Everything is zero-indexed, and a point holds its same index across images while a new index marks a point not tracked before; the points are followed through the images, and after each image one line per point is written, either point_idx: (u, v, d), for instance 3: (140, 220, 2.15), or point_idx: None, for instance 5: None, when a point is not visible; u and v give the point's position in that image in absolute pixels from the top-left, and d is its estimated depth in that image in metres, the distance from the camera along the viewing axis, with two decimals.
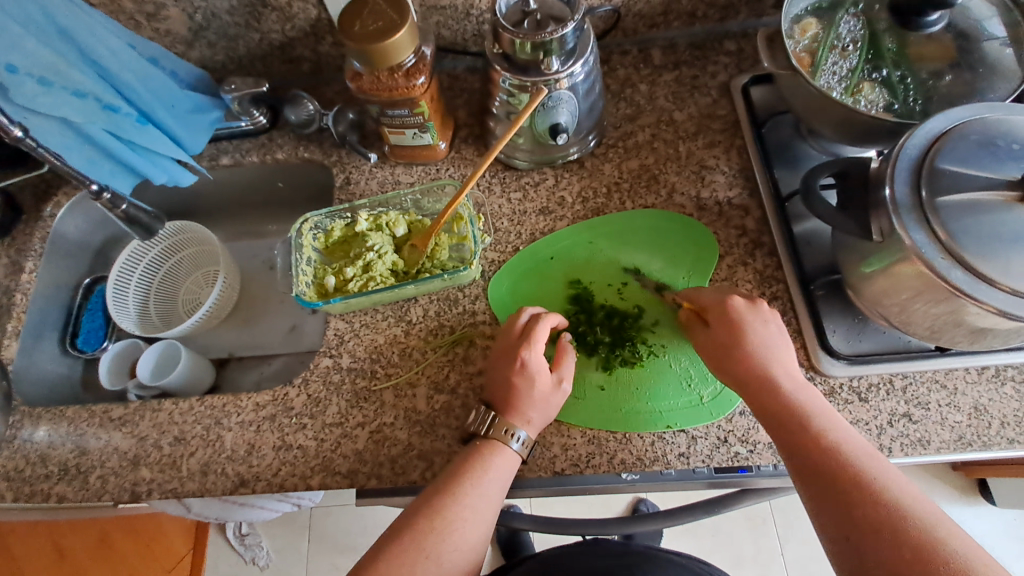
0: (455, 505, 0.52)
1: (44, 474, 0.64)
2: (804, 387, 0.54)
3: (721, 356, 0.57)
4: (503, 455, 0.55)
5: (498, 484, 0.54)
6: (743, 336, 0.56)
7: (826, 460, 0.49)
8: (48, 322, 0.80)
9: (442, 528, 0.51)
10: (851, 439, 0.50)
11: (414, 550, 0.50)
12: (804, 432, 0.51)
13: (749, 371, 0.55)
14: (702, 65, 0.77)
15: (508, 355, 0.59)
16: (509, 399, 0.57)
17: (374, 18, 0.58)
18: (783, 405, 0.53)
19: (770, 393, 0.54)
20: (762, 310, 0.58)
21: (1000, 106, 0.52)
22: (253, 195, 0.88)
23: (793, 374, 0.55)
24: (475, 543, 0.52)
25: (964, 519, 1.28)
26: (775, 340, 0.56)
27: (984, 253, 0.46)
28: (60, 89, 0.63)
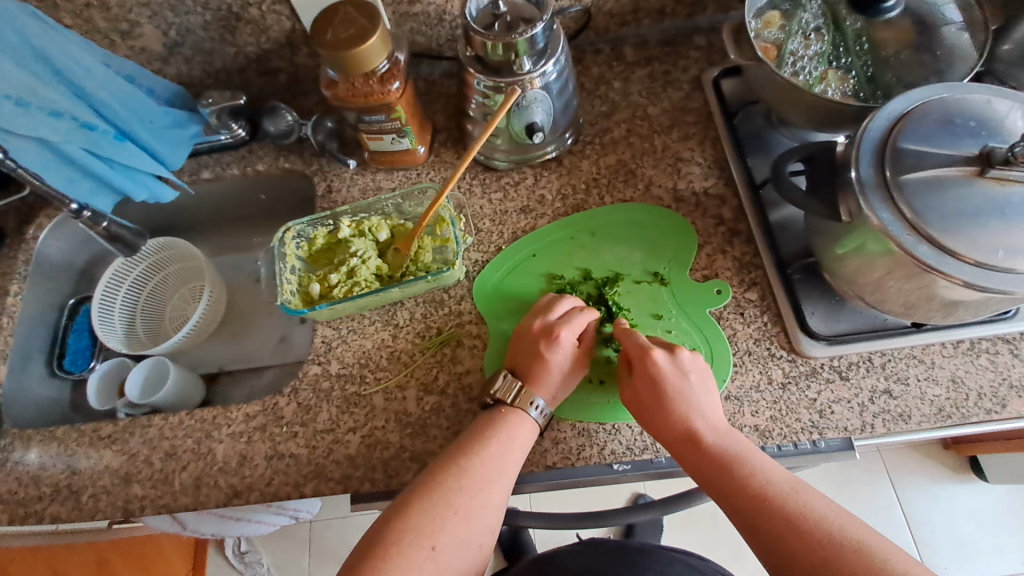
0: (482, 465, 0.54)
1: (36, 496, 0.64)
2: (727, 434, 0.54)
3: (645, 409, 0.56)
4: (525, 425, 0.57)
5: (519, 447, 0.56)
6: (664, 391, 0.55)
7: (767, 520, 0.49)
8: (34, 345, 0.79)
9: (471, 488, 0.52)
10: (775, 478, 0.51)
11: (445, 505, 0.51)
12: (736, 494, 0.51)
13: (677, 432, 0.55)
14: (673, 60, 0.79)
15: (543, 333, 0.60)
16: (536, 370, 0.58)
17: (345, 26, 0.59)
18: (663, 416, 0.55)
19: (657, 415, 0.55)
20: (686, 359, 0.57)
21: (955, 86, 0.54)
22: (235, 208, 0.89)
23: (715, 425, 0.54)
24: (499, 502, 0.54)
25: (958, 496, 1.30)
26: (695, 388, 0.56)
27: (948, 227, 0.47)
28: (37, 110, 0.63)
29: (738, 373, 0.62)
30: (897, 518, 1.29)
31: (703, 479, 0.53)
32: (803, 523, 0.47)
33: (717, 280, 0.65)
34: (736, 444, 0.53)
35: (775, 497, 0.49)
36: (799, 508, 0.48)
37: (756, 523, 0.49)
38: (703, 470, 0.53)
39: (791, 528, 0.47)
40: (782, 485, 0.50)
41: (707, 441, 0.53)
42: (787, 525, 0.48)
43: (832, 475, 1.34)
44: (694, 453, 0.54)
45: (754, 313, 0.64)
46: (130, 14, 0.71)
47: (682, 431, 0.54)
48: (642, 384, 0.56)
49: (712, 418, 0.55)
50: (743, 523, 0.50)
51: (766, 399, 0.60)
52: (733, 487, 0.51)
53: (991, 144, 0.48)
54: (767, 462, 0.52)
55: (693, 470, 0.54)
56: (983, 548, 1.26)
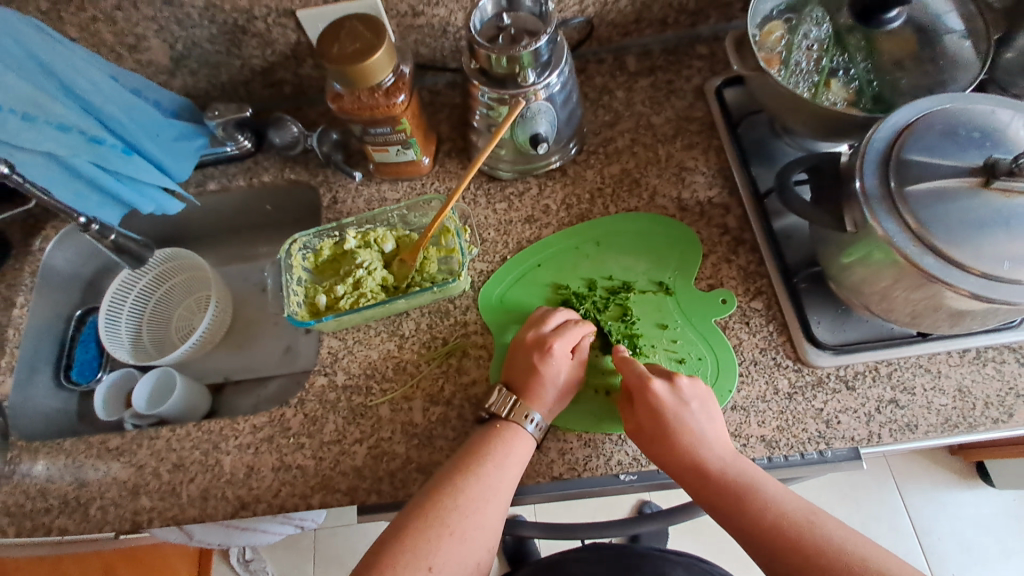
0: (476, 484, 0.54)
1: (43, 508, 0.64)
2: (736, 460, 0.54)
3: (653, 440, 0.56)
4: (520, 438, 0.57)
5: (516, 463, 0.56)
6: (669, 422, 0.55)
7: (787, 550, 0.48)
8: (41, 357, 0.80)
9: (465, 506, 0.52)
10: (788, 503, 0.51)
11: (440, 526, 0.51)
12: (753, 524, 0.51)
13: (686, 464, 0.54)
14: (676, 69, 0.79)
15: (534, 346, 0.60)
16: (530, 383, 0.58)
17: (351, 40, 0.59)
18: (671, 450, 0.55)
19: (665, 450, 0.55)
20: (685, 388, 0.57)
21: (960, 97, 0.54)
22: (241, 219, 0.89)
23: (723, 452, 0.55)
24: (496, 519, 0.53)
25: (966, 502, 1.30)
26: (700, 418, 0.56)
27: (954, 239, 0.47)
28: (44, 123, 0.64)
29: (744, 383, 0.62)
30: (903, 524, 1.29)
31: (717, 510, 0.53)
32: (823, 548, 0.47)
33: (722, 289, 0.66)
34: (746, 471, 0.53)
35: (791, 522, 0.49)
36: (816, 532, 0.49)
37: (774, 553, 0.49)
38: (717, 501, 0.53)
39: (813, 554, 0.47)
40: (797, 511, 0.50)
41: (718, 472, 0.53)
42: (806, 550, 0.48)
43: (838, 481, 1.33)
44: (706, 486, 0.54)
45: (760, 323, 0.64)
46: (136, 28, 0.72)
47: (690, 464, 0.54)
48: (645, 419, 0.56)
49: (718, 450, 0.55)
50: (762, 551, 0.50)
51: (772, 409, 0.60)
52: (748, 516, 0.51)
53: (996, 155, 0.49)
54: (777, 486, 0.52)
55: (706, 501, 0.54)
56: (990, 554, 1.25)
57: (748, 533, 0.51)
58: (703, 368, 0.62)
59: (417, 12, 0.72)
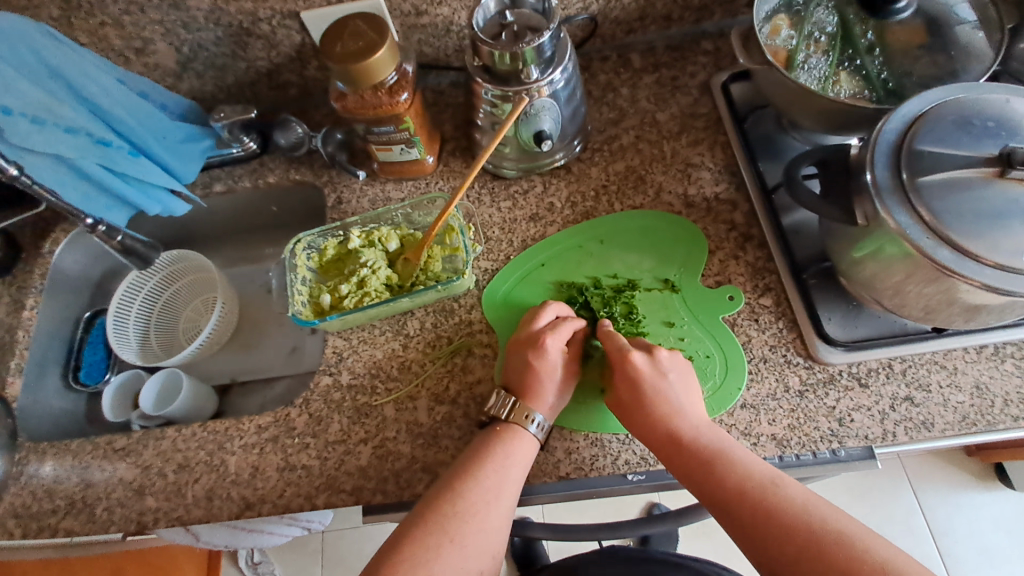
0: (476, 489, 0.53)
1: (50, 509, 0.64)
2: (708, 430, 0.54)
3: (626, 407, 0.56)
4: (523, 440, 0.56)
5: (518, 467, 0.55)
6: (644, 388, 0.55)
7: (747, 513, 0.48)
8: (50, 359, 0.80)
9: (466, 511, 0.52)
10: (756, 469, 0.50)
11: (439, 532, 0.50)
12: (717, 487, 0.50)
13: (658, 429, 0.54)
14: (681, 66, 0.78)
15: (528, 343, 0.60)
16: (529, 383, 0.58)
17: (354, 39, 0.59)
18: (643, 415, 0.55)
19: (638, 416, 0.55)
20: (663, 357, 0.57)
21: (973, 86, 0.53)
22: (247, 220, 0.89)
23: (697, 420, 0.54)
24: (498, 525, 0.52)
25: (983, 504, 1.27)
26: (675, 386, 0.56)
27: (968, 231, 0.46)
28: (53, 127, 0.64)
29: (754, 380, 0.61)
30: (919, 527, 1.26)
31: (683, 474, 0.53)
32: (783, 511, 0.47)
33: (729, 286, 0.65)
34: (717, 438, 0.53)
35: (754, 485, 0.49)
36: (781, 496, 0.48)
37: (737, 515, 0.49)
38: (685, 465, 0.52)
39: (772, 516, 0.47)
40: (764, 475, 0.50)
41: (688, 438, 0.53)
42: (768, 513, 0.47)
43: (852, 483, 1.31)
44: (674, 448, 0.53)
45: (769, 320, 0.63)
46: (143, 32, 0.72)
47: (661, 429, 0.54)
48: (623, 385, 0.56)
49: (692, 417, 0.55)
50: (725, 516, 0.49)
51: (782, 407, 0.59)
52: (715, 479, 0.50)
53: (1011, 144, 0.47)
54: (746, 454, 0.52)
55: (672, 465, 0.53)
56: (1009, 557, 1.22)
57: (713, 498, 0.50)
58: (712, 365, 0.61)
59: (421, 11, 0.72)
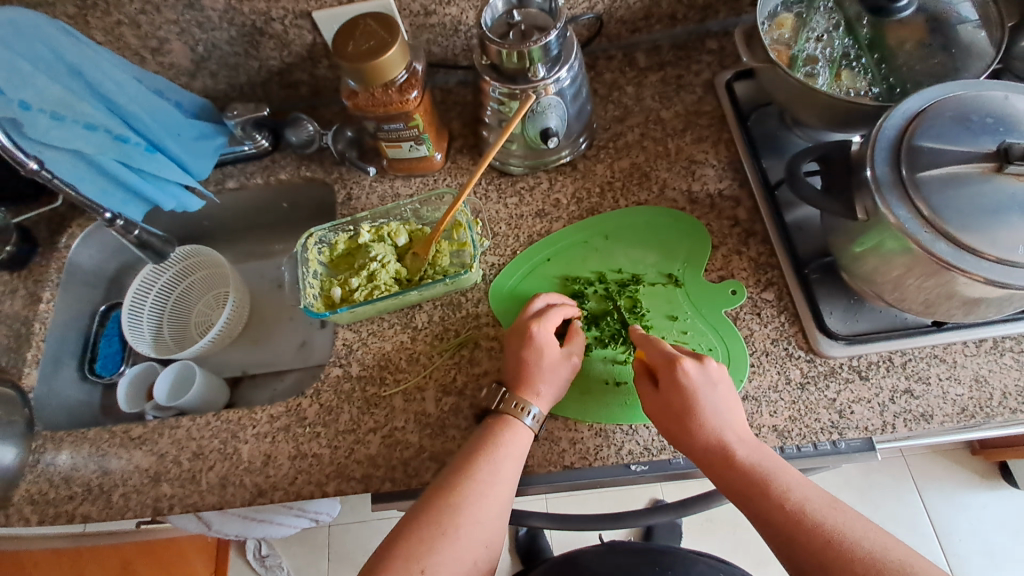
0: (469, 483, 0.54)
1: (68, 495, 0.66)
2: (759, 447, 0.54)
3: (672, 420, 0.56)
4: (517, 431, 0.57)
5: (512, 459, 0.56)
6: (695, 403, 0.55)
7: (802, 535, 0.48)
8: (66, 351, 0.82)
9: (460, 504, 0.53)
10: (810, 492, 0.51)
11: (433, 525, 0.52)
12: (769, 507, 0.50)
13: (708, 445, 0.54)
14: (686, 65, 0.79)
15: (519, 334, 0.61)
16: (521, 374, 0.59)
17: (365, 38, 0.61)
18: (693, 432, 0.55)
19: (686, 430, 0.55)
20: (712, 370, 0.57)
21: (972, 83, 0.54)
22: (258, 216, 0.91)
23: (746, 439, 0.54)
24: (493, 517, 0.54)
25: (988, 503, 1.27)
26: (722, 402, 0.56)
27: (967, 225, 0.47)
28: (72, 122, 0.66)
29: (756, 373, 0.62)
30: (923, 525, 1.27)
31: (732, 490, 0.53)
32: (841, 537, 0.47)
33: (732, 281, 0.66)
34: (768, 458, 0.53)
35: (811, 510, 0.49)
36: (837, 522, 0.48)
37: (790, 536, 0.49)
38: (735, 483, 0.53)
39: (829, 542, 0.47)
40: (818, 500, 0.50)
41: (739, 455, 0.53)
42: (825, 537, 0.47)
43: (855, 480, 1.31)
44: (725, 466, 0.53)
45: (771, 314, 0.64)
46: (159, 32, 0.74)
47: (712, 445, 0.54)
48: (671, 398, 0.56)
49: (741, 435, 0.55)
50: (775, 537, 0.50)
51: (784, 399, 0.60)
52: (769, 500, 0.51)
53: (1009, 140, 0.48)
54: (798, 475, 0.52)
55: (722, 482, 0.53)
56: (1013, 556, 1.22)
57: (765, 520, 0.51)
58: (714, 359, 0.62)
59: (429, 11, 0.74)
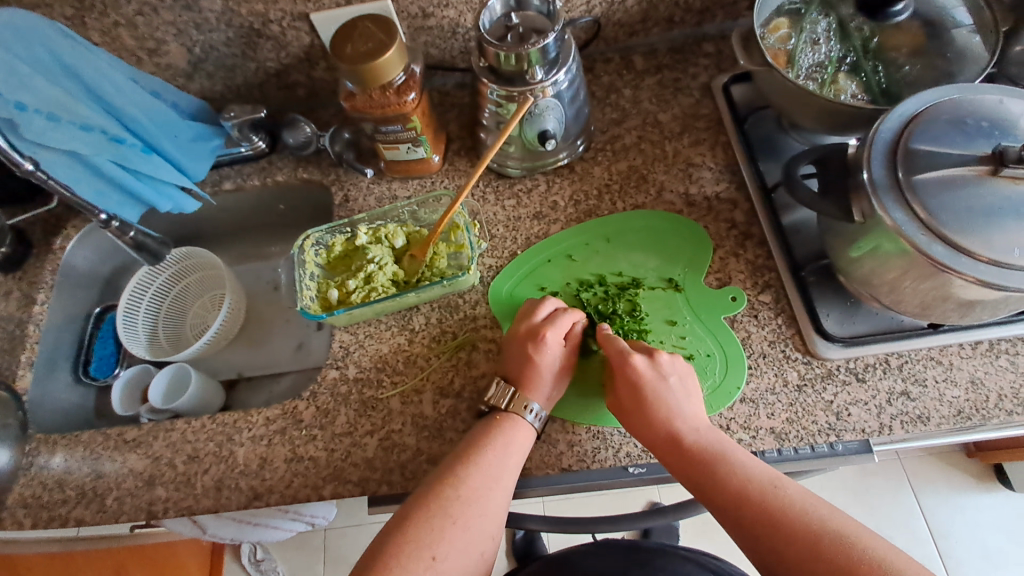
0: (478, 475, 0.54)
1: (61, 499, 0.65)
2: (709, 432, 0.55)
3: (628, 410, 0.57)
4: (521, 429, 0.58)
5: (517, 452, 0.56)
6: (645, 392, 0.56)
7: (750, 517, 0.49)
8: (60, 353, 0.82)
9: (469, 496, 0.53)
10: (758, 472, 0.51)
11: (443, 516, 0.51)
12: (719, 490, 0.51)
13: (660, 433, 0.55)
14: (683, 68, 0.80)
15: (529, 334, 0.61)
16: (527, 374, 0.59)
17: (363, 40, 0.61)
18: (646, 421, 0.56)
19: (640, 420, 0.56)
20: (663, 359, 0.58)
21: (966, 87, 0.54)
22: (255, 218, 0.91)
23: (697, 423, 0.55)
24: (499, 510, 0.54)
25: (983, 506, 1.28)
26: (675, 390, 0.56)
27: (962, 227, 0.47)
28: (68, 123, 0.66)
29: (753, 375, 0.62)
30: (920, 528, 1.27)
31: (685, 476, 0.54)
32: (785, 513, 0.48)
33: (732, 286, 0.66)
34: (720, 442, 0.54)
35: (757, 490, 0.50)
36: (782, 499, 0.49)
37: (740, 518, 0.49)
38: (687, 468, 0.53)
39: (774, 519, 0.48)
40: (766, 478, 0.51)
41: (690, 440, 0.54)
42: (769, 515, 0.48)
43: (852, 483, 1.32)
44: (678, 453, 0.54)
45: (768, 316, 0.64)
46: (156, 33, 0.74)
47: (663, 433, 0.55)
48: (625, 389, 0.57)
49: (693, 421, 0.55)
50: (727, 518, 0.51)
51: (782, 401, 0.60)
52: (720, 484, 0.51)
53: (1004, 143, 0.49)
54: (747, 457, 0.53)
55: (676, 469, 0.54)
56: (1010, 558, 1.23)
57: (716, 503, 0.51)
58: (712, 363, 0.62)
59: (428, 14, 0.74)
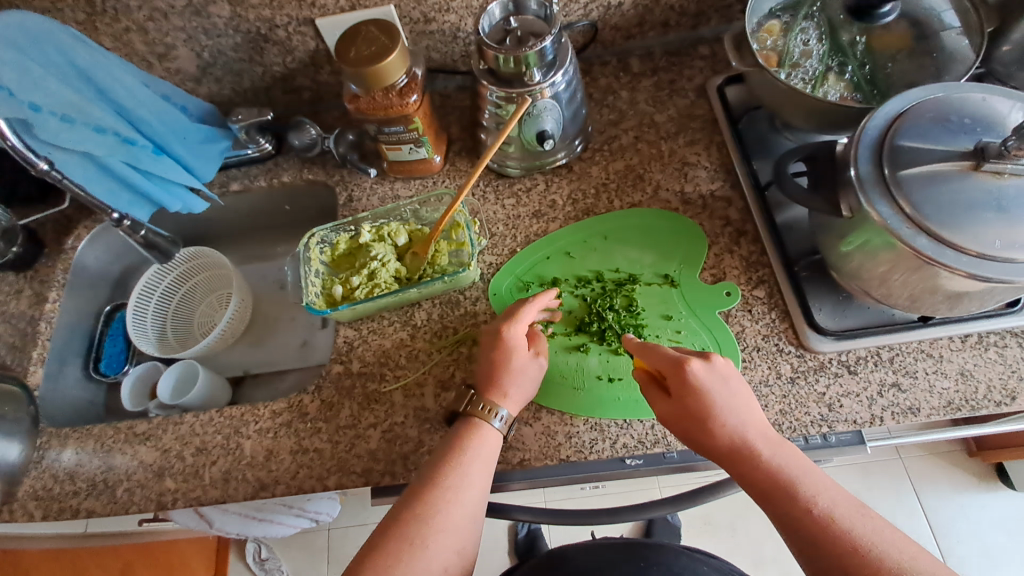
0: (434, 490, 0.53)
1: (72, 490, 0.67)
2: (778, 445, 0.52)
3: (686, 420, 0.54)
4: (486, 434, 0.57)
5: (480, 464, 0.55)
6: (708, 402, 0.53)
7: (833, 546, 0.46)
8: (71, 350, 0.84)
9: (425, 513, 0.52)
10: (836, 496, 0.49)
11: (399, 538, 0.50)
12: (794, 512, 0.49)
13: (725, 447, 0.53)
14: (679, 70, 0.82)
15: (490, 337, 0.61)
16: (489, 376, 0.59)
17: (367, 44, 0.63)
18: (710, 433, 0.53)
19: (701, 431, 0.53)
20: (720, 366, 0.55)
21: (951, 85, 0.56)
22: (261, 218, 0.93)
23: (766, 436, 0.53)
24: (463, 525, 0.52)
25: (985, 505, 1.28)
26: (737, 399, 0.54)
27: (947, 221, 0.49)
28: (82, 125, 0.67)
29: (747, 368, 0.63)
30: (921, 527, 1.27)
31: (757, 493, 0.51)
32: (866, 545, 0.45)
33: (726, 282, 0.67)
34: (790, 461, 0.51)
35: (838, 517, 0.47)
36: (862, 530, 0.46)
37: (812, 545, 0.47)
38: (758, 484, 0.51)
39: (855, 549, 0.45)
40: (845, 504, 0.48)
41: (761, 455, 0.51)
42: (850, 544, 0.46)
43: (853, 482, 1.32)
44: (746, 465, 0.52)
45: (762, 311, 0.65)
46: (166, 38, 0.77)
47: (728, 446, 0.53)
48: (688, 399, 0.54)
49: (761, 435, 0.53)
50: (799, 542, 0.48)
51: (775, 393, 0.62)
52: (794, 505, 0.49)
53: (985, 139, 0.50)
54: (821, 476, 0.50)
55: (744, 480, 0.52)
56: (1011, 557, 1.23)
57: (786, 524, 0.49)
58: None
59: (429, 18, 0.76)
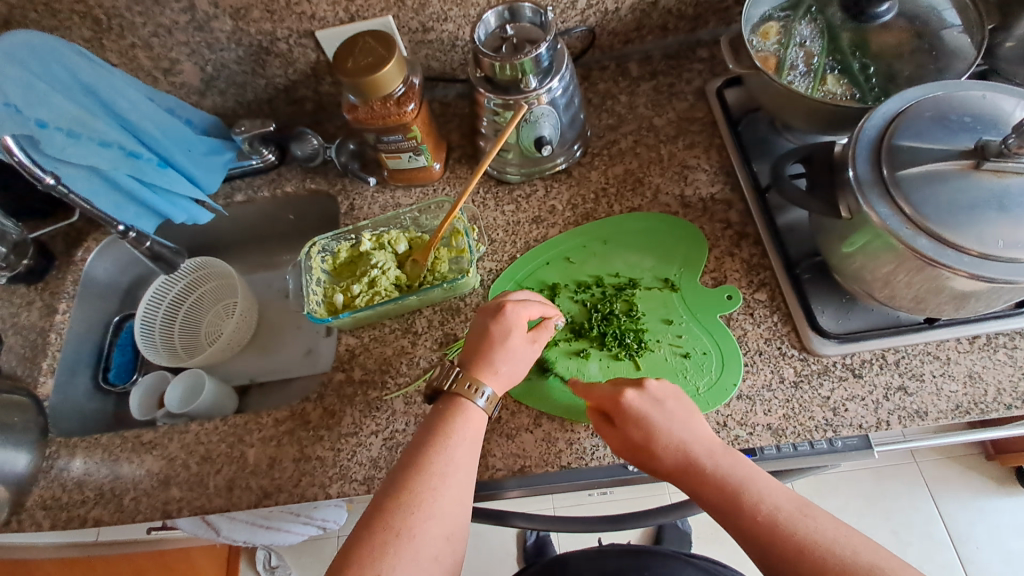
0: (419, 478, 0.51)
1: (80, 499, 0.68)
2: (725, 453, 0.51)
3: (631, 445, 0.53)
4: (468, 411, 0.56)
5: (464, 447, 0.54)
6: (644, 425, 0.53)
7: (784, 548, 0.44)
8: (81, 360, 0.85)
9: (410, 501, 0.50)
10: (781, 499, 0.47)
11: (383, 530, 0.48)
12: (745, 522, 0.47)
13: (671, 464, 0.51)
14: (677, 73, 0.81)
15: (491, 310, 0.61)
16: (482, 350, 0.59)
17: (364, 54, 0.63)
18: (651, 455, 0.52)
19: (644, 454, 0.53)
20: (654, 389, 0.55)
21: (951, 83, 0.55)
22: (266, 228, 0.94)
23: (712, 448, 0.51)
24: (450, 513, 0.50)
25: (1005, 509, 1.25)
26: (676, 416, 0.53)
27: (947, 221, 0.48)
28: (88, 140, 0.69)
29: (750, 372, 0.62)
30: (938, 532, 1.25)
31: (712, 509, 0.50)
32: (813, 545, 0.44)
33: (727, 285, 0.67)
34: (737, 469, 0.50)
35: (783, 518, 0.46)
36: (809, 530, 0.45)
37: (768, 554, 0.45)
38: (707, 498, 0.49)
39: (802, 550, 0.44)
40: (789, 506, 0.47)
41: (706, 466, 0.50)
42: (798, 547, 0.44)
43: (867, 487, 1.30)
44: (693, 479, 0.50)
45: (763, 314, 0.65)
46: (171, 53, 0.78)
47: (672, 464, 0.51)
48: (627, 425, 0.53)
49: (707, 448, 0.51)
50: (758, 553, 0.46)
51: (778, 398, 0.61)
52: (743, 516, 0.47)
53: (986, 138, 0.50)
54: (769, 480, 0.49)
55: (694, 497, 0.50)
56: None
57: (743, 535, 0.47)
58: (709, 361, 0.63)
59: (427, 28, 0.76)
